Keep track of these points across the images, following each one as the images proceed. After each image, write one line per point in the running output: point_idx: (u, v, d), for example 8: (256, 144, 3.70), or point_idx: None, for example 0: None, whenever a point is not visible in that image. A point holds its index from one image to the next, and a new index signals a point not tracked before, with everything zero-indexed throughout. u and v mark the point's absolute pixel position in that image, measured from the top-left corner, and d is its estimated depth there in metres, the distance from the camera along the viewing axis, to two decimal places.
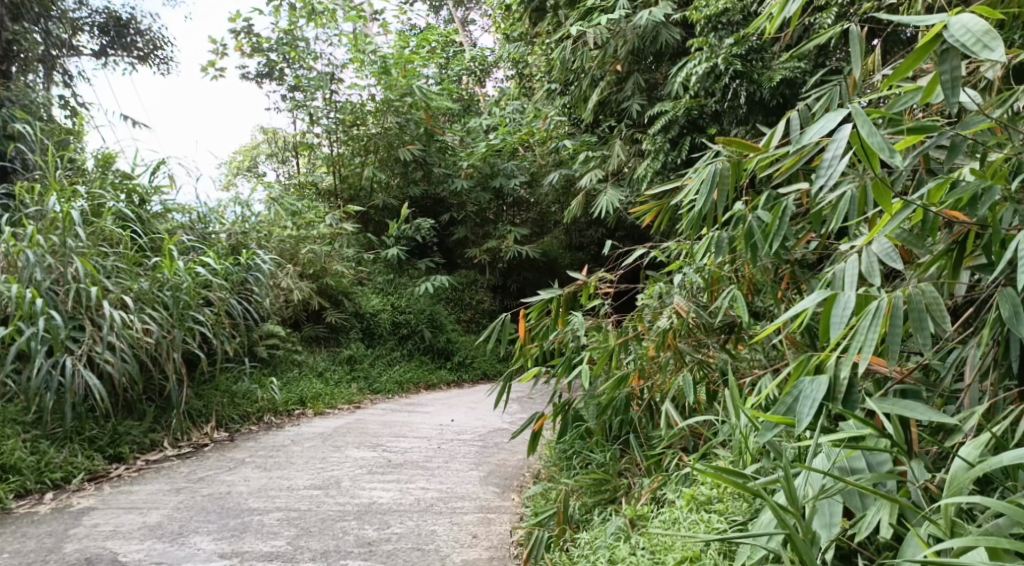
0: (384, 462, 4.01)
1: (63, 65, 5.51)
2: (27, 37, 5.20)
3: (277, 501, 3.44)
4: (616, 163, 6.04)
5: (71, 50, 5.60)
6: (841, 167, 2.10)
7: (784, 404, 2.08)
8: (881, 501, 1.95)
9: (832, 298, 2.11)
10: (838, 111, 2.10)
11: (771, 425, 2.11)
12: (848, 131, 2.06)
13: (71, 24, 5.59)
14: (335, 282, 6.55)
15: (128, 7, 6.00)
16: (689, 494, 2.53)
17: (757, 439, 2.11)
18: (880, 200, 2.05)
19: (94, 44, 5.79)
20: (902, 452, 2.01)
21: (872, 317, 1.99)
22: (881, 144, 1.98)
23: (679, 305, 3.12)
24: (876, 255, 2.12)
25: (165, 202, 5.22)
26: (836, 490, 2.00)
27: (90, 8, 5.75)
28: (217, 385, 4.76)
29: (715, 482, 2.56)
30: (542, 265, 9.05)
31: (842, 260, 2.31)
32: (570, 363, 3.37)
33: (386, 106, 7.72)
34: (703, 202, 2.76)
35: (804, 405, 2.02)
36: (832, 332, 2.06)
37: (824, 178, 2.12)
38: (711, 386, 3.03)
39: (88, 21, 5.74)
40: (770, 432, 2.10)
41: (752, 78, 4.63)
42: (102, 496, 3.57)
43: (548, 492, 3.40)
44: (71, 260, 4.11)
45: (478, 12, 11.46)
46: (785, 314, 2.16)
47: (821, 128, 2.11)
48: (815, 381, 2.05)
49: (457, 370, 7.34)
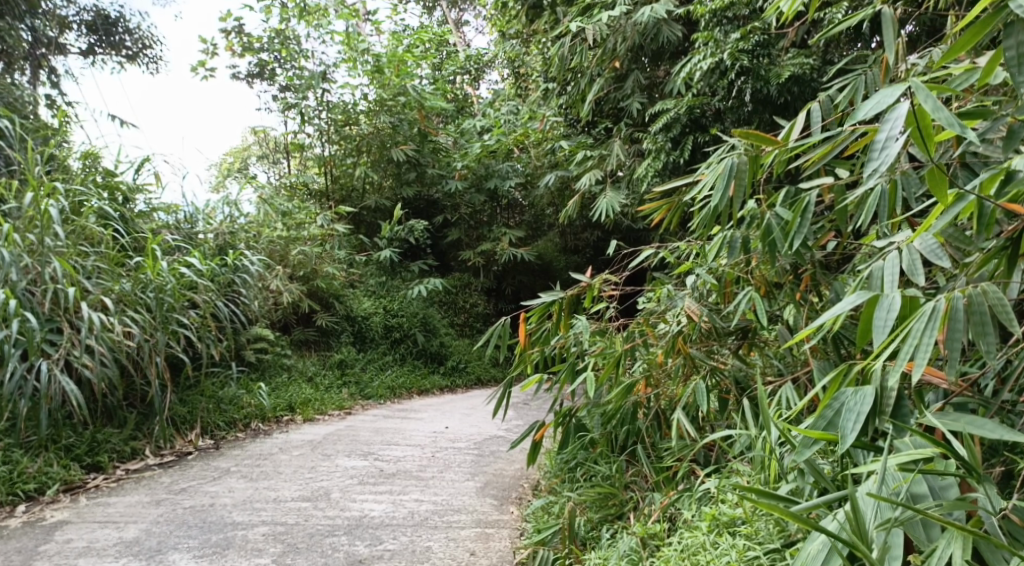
0: (376, 473, 3.82)
1: (50, 63, 5.32)
2: (12, 34, 5.02)
3: (262, 515, 3.25)
4: (615, 163, 5.85)
5: (59, 48, 5.41)
6: (897, 148, 1.91)
7: (824, 418, 1.97)
8: (952, 534, 1.80)
9: (875, 299, 1.95)
10: (894, 87, 1.93)
11: (809, 441, 2.01)
12: (905, 110, 1.90)
13: (59, 21, 5.41)
14: (325, 284, 6.38)
15: (117, 5, 5.80)
16: (710, 514, 2.38)
17: (795, 456, 2.01)
18: (935, 190, 1.91)
19: (83, 42, 5.60)
20: (973, 477, 1.85)
21: (928, 319, 1.84)
22: (947, 119, 1.85)
23: (690, 308, 2.94)
24: (919, 252, 2.02)
25: (150, 201, 5.03)
26: (905, 522, 1.83)
27: (78, 6, 5.56)
28: (202, 390, 4.56)
29: (737, 501, 2.41)
30: (537, 268, 8.89)
31: (877, 260, 2.17)
32: (573, 369, 3.18)
33: (379, 105, 7.52)
34: (719, 197, 2.59)
35: (849, 419, 1.91)
36: (877, 336, 1.91)
37: (877, 162, 1.94)
38: (724, 396, 2.90)
39: (75, 19, 5.54)
40: (808, 450, 2.00)
41: (758, 74, 4.46)
42: (77, 509, 3.38)
43: (550, 506, 3.22)
44: (49, 260, 3.92)
45: (472, 13, 11.31)
46: (820, 317, 2.00)
47: (874, 106, 1.94)
48: (862, 391, 1.92)
49: (451, 375, 7.15)
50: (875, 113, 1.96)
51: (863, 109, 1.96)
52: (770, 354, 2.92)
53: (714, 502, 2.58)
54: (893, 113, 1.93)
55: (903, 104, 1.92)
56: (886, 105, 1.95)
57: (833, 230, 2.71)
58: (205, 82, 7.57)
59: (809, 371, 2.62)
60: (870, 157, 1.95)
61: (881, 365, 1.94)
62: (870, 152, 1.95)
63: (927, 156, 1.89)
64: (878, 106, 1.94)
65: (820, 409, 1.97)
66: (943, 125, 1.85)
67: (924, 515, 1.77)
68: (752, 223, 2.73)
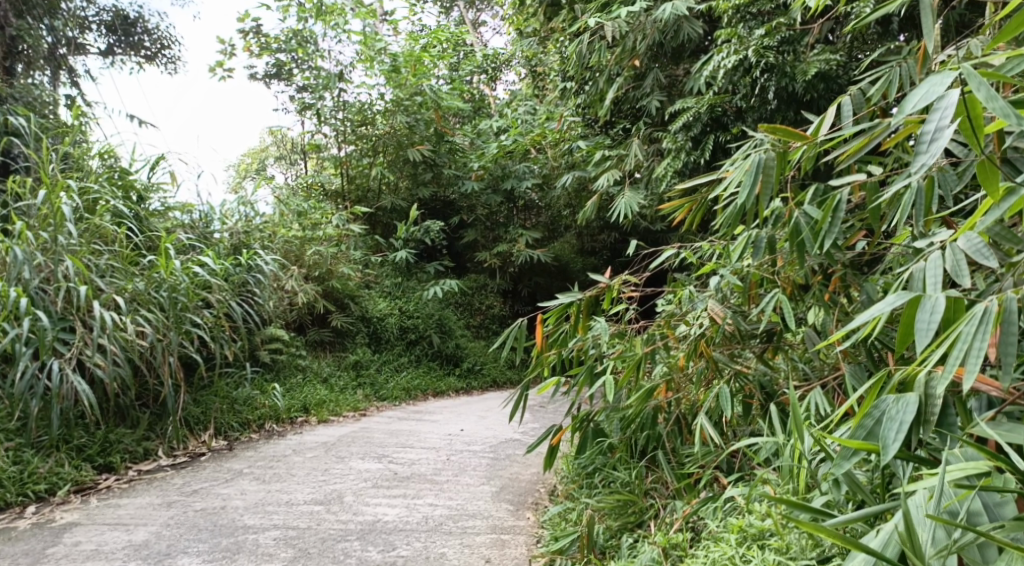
0: (389, 475, 3.76)
1: (70, 64, 5.30)
2: (32, 33, 5.00)
3: (274, 518, 3.19)
4: (633, 163, 5.75)
5: (78, 49, 5.39)
6: (947, 137, 1.84)
7: (864, 428, 1.89)
8: (1012, 556, 1.72)
9: (916, 300, 1.88)
10: (943, 75, 1.87)
11: (849, 452, 1.92)
12: (956, 97, 1.84)
13: (79, 22, 5.38)
14: (341, 285, 6.33)
15: (136, 6, 5.76)
16: (737, 525, 2.32)
17: (834, 468, 1.93)
18: (985, 182, 1.84)
19: (102, 43, 5.57)
20: None
21: (978, 321, 1.77)
22: (1003, 109, 1.80)
23: (714, 310, 2.87)
24: (964, 252, 1.95)
25: (165, 201, 4.99)
26: (962, 542, 1.75)
27: (98, 6, 5.53)
28: (216, 390, 4.51)
29: (765, 512, 2.34)
30: (554, 270, 8.81)
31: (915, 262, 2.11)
32: (592, 372, 3.10)
33: (396, 105, 7.47)
34: (745, 195, 2.51)
35: (890, 428, 1.82)
36: (919, 340, 1.83)
37: (925, 154, 1.86)
38: (749, 402, 2.83)
39: (95, 19, 5.52)
40: (847, 462, 1.92)
41: (784, 71, 4.34)
42: (88, 510, 3.33)
43: (568, 513, 3.13)
44: (62, 259, 3.87)
45: (489, 14, 11.27)
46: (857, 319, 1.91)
47: (922, 95, 1.88)
48: (905, 398, 1.84)
49: (467, 377, 7.08)
50: (923, 103, 1.89)
51: (911, 100, 1.89)
52: (795, 356, 2.86)
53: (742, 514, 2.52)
54: (942, 102, 1.87)
55: (952, 92, 1.86)
56: (934, 95, 1.88)
57: (863, 229, 2.66)
58: (223, 82, 7.54)
59: (841, 375, 2.57)
60: (918, 150, 1.88)
61: (926, 371, 1.87)
62: (917, 144, 1.88)
63: (979, 148, 1.83)
64: (929, 94, 1.87)
65: (858, 418, 1.89)
66: (1000, 114, 1.80)
67: (985, 536, 1.69)
68: (778, 222, 2.66)
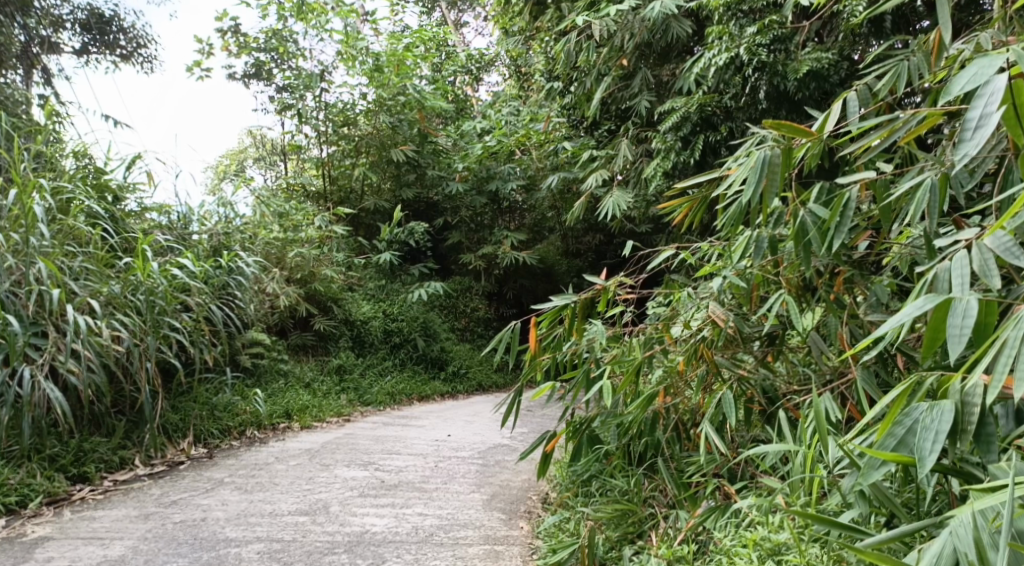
0: (377, 484, 3.63)
1: (44, 63, 5.13)
2: (5, 32, 4.84)
3: (258, 530, 3.06)
4: (622, 164, 5.65)
5: (52, 48, 5.22)
6: (994, 122, 1.84)
7: (895, 437, 1.88)
8: None
9: (945, 303, 1.88)
10: (993, 58, 1.90)
11: (877, 462, 1.92)
12: (1001, 82, 1.84)
13: (53, 20, 5.21)
14: (323, 287, 6.21)
15: (111, 4, 5.60)
16: (751, 539, 2.26)
17: (862, 477, 1.94)
18: None
19: (76, 41, 5.39)
20: None
21: (1019, 324, 1.79)
22: None
23: (715, 313, 2.79)
24: (991, 251, 1.93)
25: (142, 201, 4.84)
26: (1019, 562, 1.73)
27: (72, 4, 5.36)
28: (195, 396, 4.37)
29: (779, 525, 2.30)
30: (539, 272, 8.71)
31: (936, 264, 2.06)
32: (588, 377, 2.99)
33: (378, 105, 7.35)
34: (751, 193, 2.42)
35: (927, 439, 1.83)
36: (953, 343, 1.83)
37: (969, 142, 1.87)
38: (752, 406, 2.74)
39: (69, 18, 5.34)
40: (876, 472, 1.92)
41: (776, 69, 4.26)
42: (61, 523, 3.18)
43: (564, 524, 3.01)
44: (34, 261, 3.72)
45: (471, 14, 11.15)
46: (885, 324, 1.90)
47: (971, 78, 1.91)
48: (939, 407, 1.85)
49: (452, 381, 6.94)
50: (970, 87, 1.90)
51: (959, 83, 1.93)
52: (795, 360, 2.80)
53: (753, 526, 2.43)
54: (988, 87, 1.86)
55: (998, 78, 1.86)
56: (981, 81, 1.90)
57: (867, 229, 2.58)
58: (201, 82, 7.37)
59: (849, 380, 2.50)
60: (962, 137, 1.88)
61: (958, 378, 1.88)
62: (962, 130, 1.88)
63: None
64: (977, 77, 1.90)
65: (889, 427, 1.89)
66: None
67: None
68: (781, 221, 2.58)
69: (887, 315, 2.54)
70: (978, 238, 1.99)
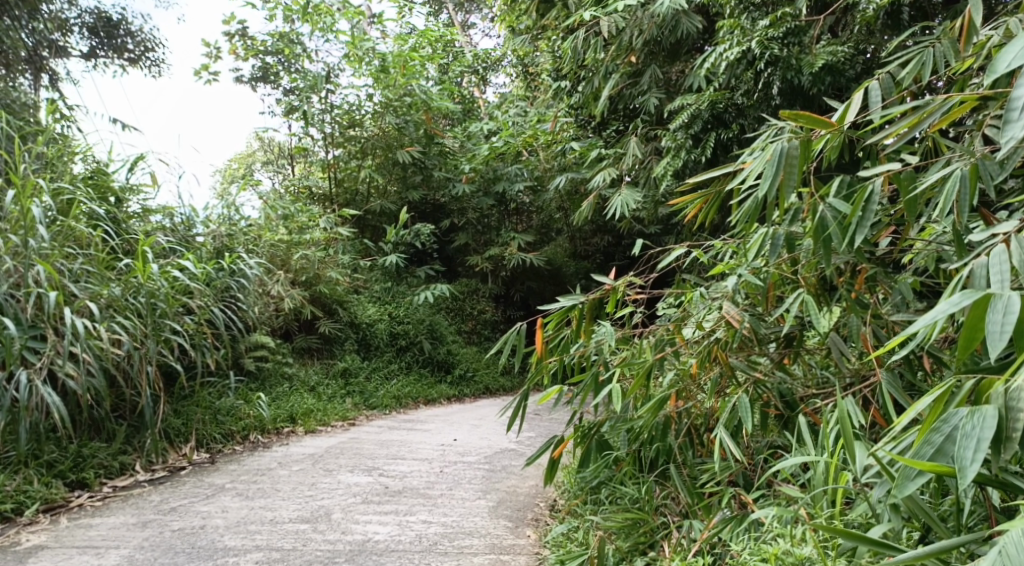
0: (380, 490, 3.54)
1: (51, 67, 5.04)
2: (10, 35, 4.77)
3: (257, 538, 2.98)
4: (631, 162, 5.55)
5: (60, 52, 5.12)
6: None
7: (932, 446, 1.79)
8: None
9: (984, 300, 1.79)
10: None
11: (913, 473, 1.83)
12: None
13: (61, 24, 5.10)
14: (328, 290, 6.12)
15: (118, 7, 5.52)
16: (773, 554, 2.16)
17: (896, 490, 1.84)
18: None
19: (84, 45, 5.30)
20: None
21: None
22: None
23: (730, 314, 2.70)
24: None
25: (145, 203, 4.77)
26: None
27: (80, 8, 5.25)
28: (197, 401, 4.28)
29: (801, 538, 2.21)
30: (547, 274, 8.61)
31: (970, 260, 1.98)
32: (597, 380, 2.90)
33: (385, 107, 7.27)
34: (767, 187, 2.35)
35: (967, 447, 1.74)
36: (993, 342, 1.74)
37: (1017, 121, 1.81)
38: (768, 411, 2.68)
39: (77, 22, 5.24)
40: (911, 483, 1.83)
41: (789, 64, 4.14)
42: (57, 532, 3.10)
43: (573, 533, 2.92)
44: (32, 263, 3.65)
45: (478, 16, 11.07)
46: (918, 323, 1.81)
47: (1017, 55, 1.84)
48: (980, 412, 1.75)
49: (458, 385, 6.85)
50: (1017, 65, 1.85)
51: (1005, 59, 1.86)
52: (813, 362, 2.77)
53: (773, 539, 2.32)
54: None
55: None
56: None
57: (889, 225, 2.53)
58: (208, 86, 7.30)
59: (873, 383, 2.44)
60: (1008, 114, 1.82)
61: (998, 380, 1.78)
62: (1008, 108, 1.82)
63: None
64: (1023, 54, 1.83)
65: (926, 435, 1.80)
66: None
67: None
68: (798, 217, 2.53)
69: (911, 314, 2.48)
70: (1016, 232, 1.90)
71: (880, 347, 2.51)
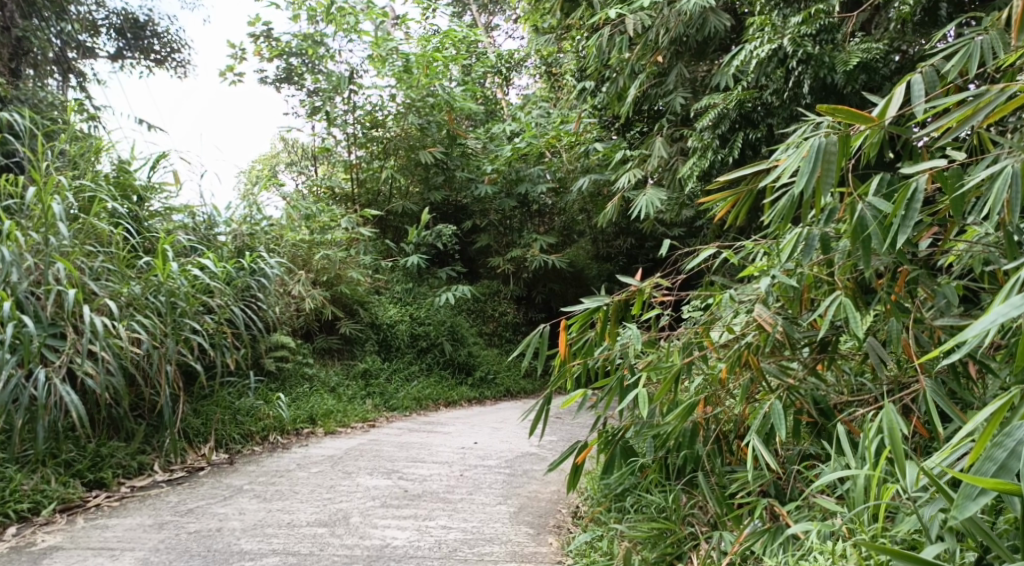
0: (399, 493, 3.47)
1: (79, 68, 5.04)
2: (39, 35, 4.75)
3: (274, 542, 2.92)
4: (657, 163, 5.44)
5: (87, 52, 5.11)
6: None
7: (996, 462, 1.71)
8: None
9: None
10: None
11: (974, 492, 1.75)
12: None
13: (90, 25, 5.12)
14: (349, 290, 6.07)
15: (145, 8, 5.49)
16: None
17: (958, 511, 1.75)
18: None
19: (111, 46, 5.29)
20: None
21: None
22: None
23: (763, 317, 2.61)
24: None
25: (167, 201, 4.73)
26: None
27: (108, 9, 5.26)
28: (216, 401, 4.24)
29: (841, 555, 2.10)
30: (569, 276, 8.52)
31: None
32: (623, 384, 2.82)
33: (408, 107, 7.22)
34: (804, 183, 2.28)
35: None
36: None
37: None
38: (801, 418, 2.59)
39: (105, 22, 5.25)
40: (973, 503, 1.74)
41: (822, 61, 4.02)
42: (72, 532, 3.06)
43: (597, 542, 2.84)
44: (53, 261, 3.61)
45: (502, 18, 11.00)
46: (974, 328, 1.72)
47: None
48: None
49: (479, 387, 6.78)
50: None
51: None
52: (847, 367, 2.69)
53: (810, 555, 2.22)
54: None
55: None
56: None
57: (931, 226, 2.46)
58: (232, 86, 7.28)
59: (915, 390, 2.36)
60: None
61: None
62: None
63: None
64: None
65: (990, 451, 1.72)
66: None
67: None
68: (833, 217, 2.48)
69: (957, 317, 2.43)
70: None
71: (925, 351, 2.45)
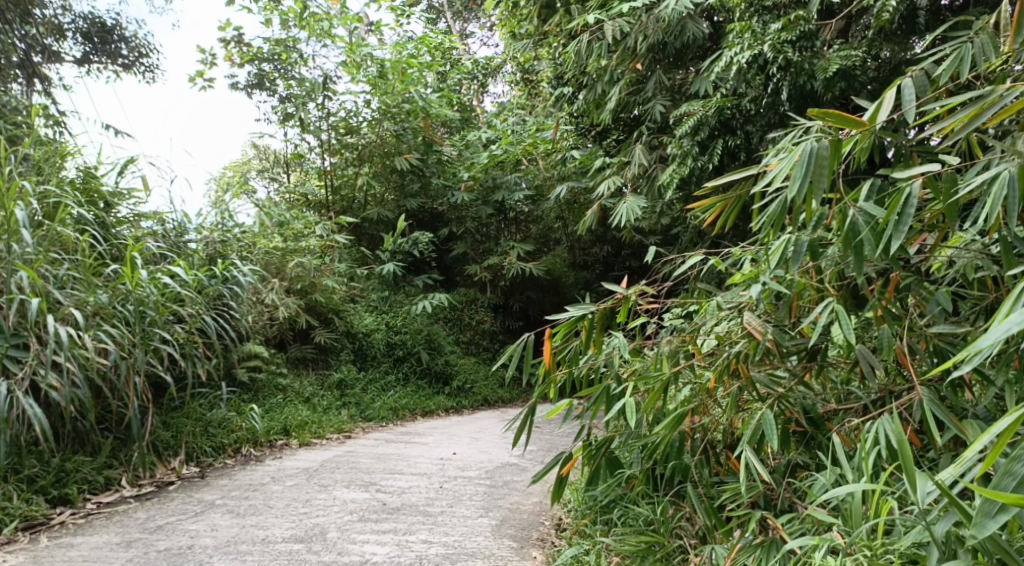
0: (378, 507, 3.37)
1: (44, 73, 4.88)
2: None
3: (248, 560, 2.81)
4: (636, 170, 5.39)
5: (53, 56, 4.96)
6: None
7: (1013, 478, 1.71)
8: None
9: None
10: None
11: (993, 509, 1.77)
12: None
13: (54, 29, 4.98)
14: (324, 298, 5.96)
15: (113, 12, 5.36)
16: None
17: (976, 530, 1.77)
18: None
19: (77, 50, 5.15)
20: None
21: None
22: None
23: (753, 325, 2.56)
24: None
25: (136, 208, 4.59)
26: None
27: (74, 13, 5.13)
28: (187, 413, 4.11)
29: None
30: (546, 284, 8.46)
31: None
32: (609, 393, 2.74)
33: (383, 113, 7.13)
34: (797, 188, 2.23)
35: None
36: None
37: None
38: (792, 427, 2.53)
39: (71, 26, 5.11)
40: (992, 521, 1.76)
41: (802, 68, 3.99)
42: (36, 551, 2.93)
43: (584, 556, 2.70)
44: (15, 269, 3.47)
45: (476, 25, 10.94)
46: (985, 342, 1.71)
47: None
48: None
49: (457, 397, 6.68)
50: None
51: None
52: (835, 375, 2.64)
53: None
54: None
55: None
56: None
57: (923, 232, 2.41)
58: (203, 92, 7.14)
59: (909, 398, 2.31)
60: None
61: None
62: None
63: None
64: None
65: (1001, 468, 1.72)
66: None
67: None
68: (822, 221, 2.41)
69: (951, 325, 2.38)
70: None
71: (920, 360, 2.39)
